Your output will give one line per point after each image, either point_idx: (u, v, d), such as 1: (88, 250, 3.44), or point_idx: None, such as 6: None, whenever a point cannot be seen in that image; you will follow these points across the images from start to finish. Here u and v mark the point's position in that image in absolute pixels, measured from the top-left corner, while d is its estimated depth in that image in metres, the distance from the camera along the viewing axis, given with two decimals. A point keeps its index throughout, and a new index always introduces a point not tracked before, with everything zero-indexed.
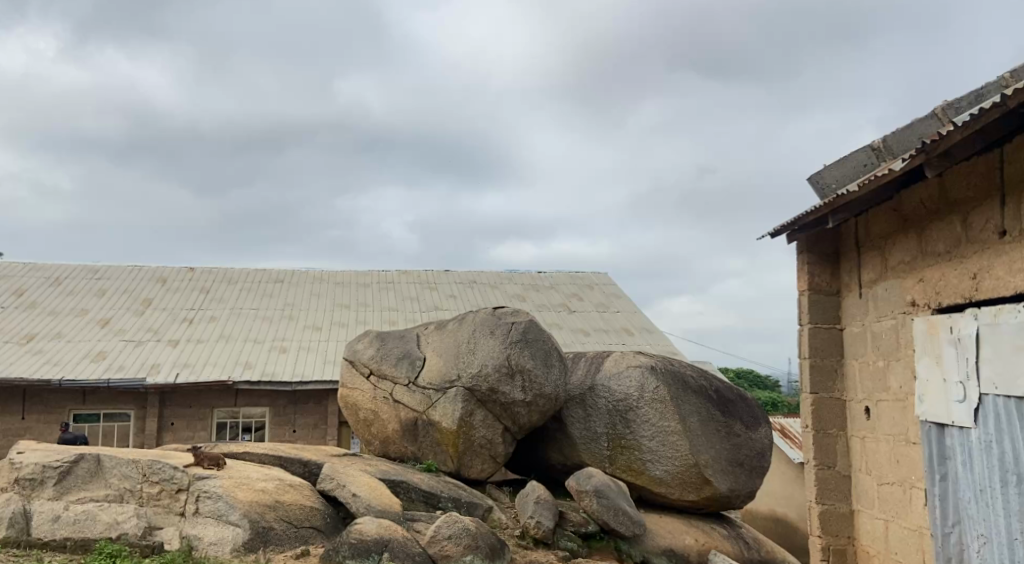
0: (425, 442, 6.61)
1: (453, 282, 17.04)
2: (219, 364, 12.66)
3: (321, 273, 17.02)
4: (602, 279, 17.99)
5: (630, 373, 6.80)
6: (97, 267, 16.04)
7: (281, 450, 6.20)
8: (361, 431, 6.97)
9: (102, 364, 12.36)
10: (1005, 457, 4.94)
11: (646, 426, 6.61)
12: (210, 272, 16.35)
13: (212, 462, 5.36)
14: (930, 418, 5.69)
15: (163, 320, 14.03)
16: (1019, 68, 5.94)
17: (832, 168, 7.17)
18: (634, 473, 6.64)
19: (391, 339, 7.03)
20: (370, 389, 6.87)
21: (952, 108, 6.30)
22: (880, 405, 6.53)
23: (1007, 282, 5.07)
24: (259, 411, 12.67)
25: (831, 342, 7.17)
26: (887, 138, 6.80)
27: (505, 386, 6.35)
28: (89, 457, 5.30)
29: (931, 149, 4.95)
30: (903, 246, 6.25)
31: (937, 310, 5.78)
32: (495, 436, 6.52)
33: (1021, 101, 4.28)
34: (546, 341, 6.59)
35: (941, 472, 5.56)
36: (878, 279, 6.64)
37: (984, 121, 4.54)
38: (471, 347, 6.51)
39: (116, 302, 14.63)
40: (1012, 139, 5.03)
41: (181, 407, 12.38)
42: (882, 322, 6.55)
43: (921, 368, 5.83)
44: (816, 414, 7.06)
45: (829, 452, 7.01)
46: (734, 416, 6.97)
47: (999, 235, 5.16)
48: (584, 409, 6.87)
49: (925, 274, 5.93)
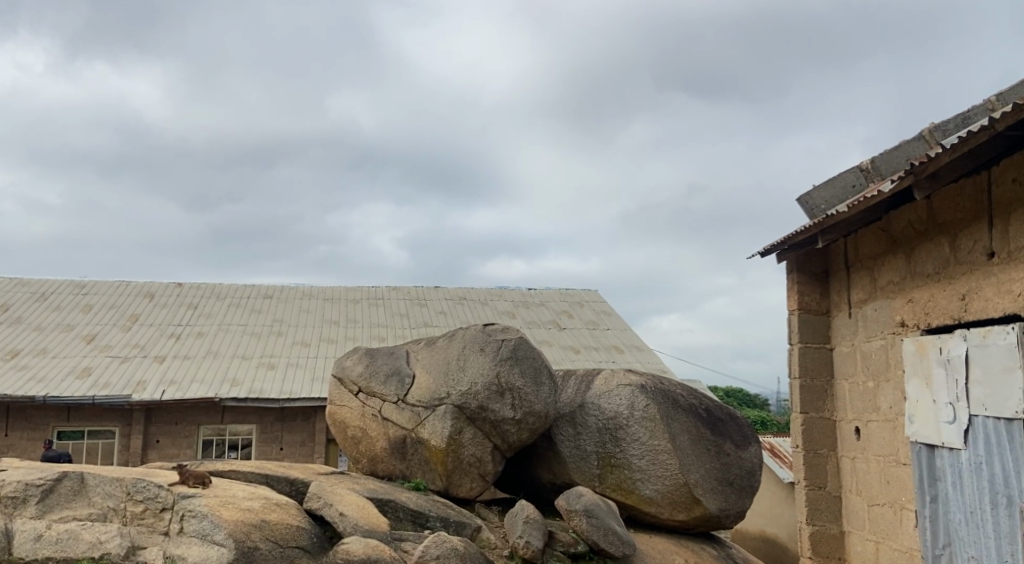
0: (413, 460, 6.55)
1: (443, 298, 17.01)
2: (206, 380, 12.55)
3: (311, 289, 16.95)
4: (592, 297, 18.00)
5: (620, 392, 6.78)
6: (83, 283, 15.92)
7: (267, 469, 6.13)
8: (349, 449, 6.90)
9: (87, 380, 12.24)
10: (995, 478, 4.93)
11: (637, 445, 6.57)
12: (198, 288, 16.26)
13: (199, 481, 5.29)
14: (920, 438, 5.69)
15: (150, 336, 13.92)
16: (1005, 92, 6.01)
17: (821, 188, 7.23)
18: (624, 492, 6.60)
19: (380, 356, 6.98)
20: (358, 406, 6.81)
21: (940, 131, 6.37)
22: (870, 425, 6.52)
23: (996, 304, 5.09)
24: (246, 428, 12.56)
25: (820, 362, 7.17)
26: (875, 159, 6.85)
27: (495, 403, 6.31)
28: (73, 476, 5.21)
29: (919, 171, 4.98)
30: (892, 266, 6.27)
31: (926, 331, 5.79)
32: (485, 455, 6.47)
33: (1009, 125, 4.31)
34: (536, 358, 6.55)
35: (931, 493, 5.55)
36: (867, 299, 6.66)
37: (971, 144, 4.57)
38: (461, 364, 6.48)
39: (102, 317, 14.51)
40: (1000, 162, 5.07)
41: (166, 424, 12.29)
42: (871, 341, 6.56)
43: (910, 389, 5.84)
44: (806, 434, 7.05)
45: (819, 473, 7.00)
46: (724, 436, 6.95)
47: (987, 256, 5.19)
48: (574, 428, 6.82)
49: (914, 294, 5.94)
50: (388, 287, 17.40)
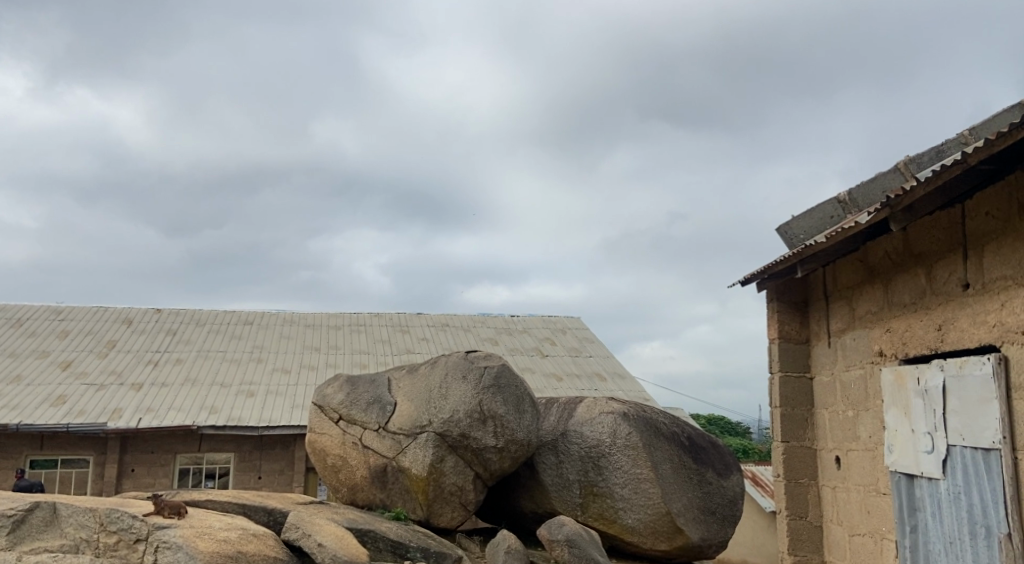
0: (394, 489, 6.48)
1: (426, 325, 16.96)
2: (184, 408, 12.38)
3: (292, 315, 16.86)
4: (575, 324, 18.03)
5: (602, 420, 6.76)
6: (60, 309, 15.74)
7: (245, 498, 6.04)
8: (329, 477, 6.82)
9: (63, 408, 12.03)
10: (974, 508, 4.95)
11: (618, 473, 6.54)
12: (177, 314, 16.13)
13: (174, 511, 5.17)
14: (900, 468, 5.71)
15: (127, 363, 13.75)
16: (977, 126, 6.14)
17: (800, 219, 7.32)
18: (606, 522, 6.55)
19: (360, 383, 6.92)
20: (338, 434, 6.74)
21: (914, 164, 6.48)
22: (851, 455, 6.54)
23: (972, 334, 5.15)
24: (223, 456, 12.39)
25: (801, 392, 7.21)
26: (852, 190, 6.95)
27: (477, 431, 6.28)
28: (45, 506, 5.10)
29: (895, 204, 5.05)
30: (869, 296, 6.34)
31: (904, 360, 5.85)
32: (466, 483, 6.42)
33: (982, 159, 4.37)
34: (518, 387, 6.53)
35: (911, 524, 5.56)
36: (846, 328, 6.71)
37: (945, 178, 4.63)
38: (443, 392, 6.44)
39: (79, 344, 14.33)
40: (974, 195, 5.15)
41: (143, 453, 12.12)
42: (850, 371, 6.61)
43: (889, 419, 5.87)
44: (787, 464, 7.06)
45: (801, 502, 7.00)
46: (705, 464, 6.96)
47: (962, 288, 5.26)
48: (556, 456, 6.78)
49: (892, 324, 6.00)
50: (370, 313, 17.35)
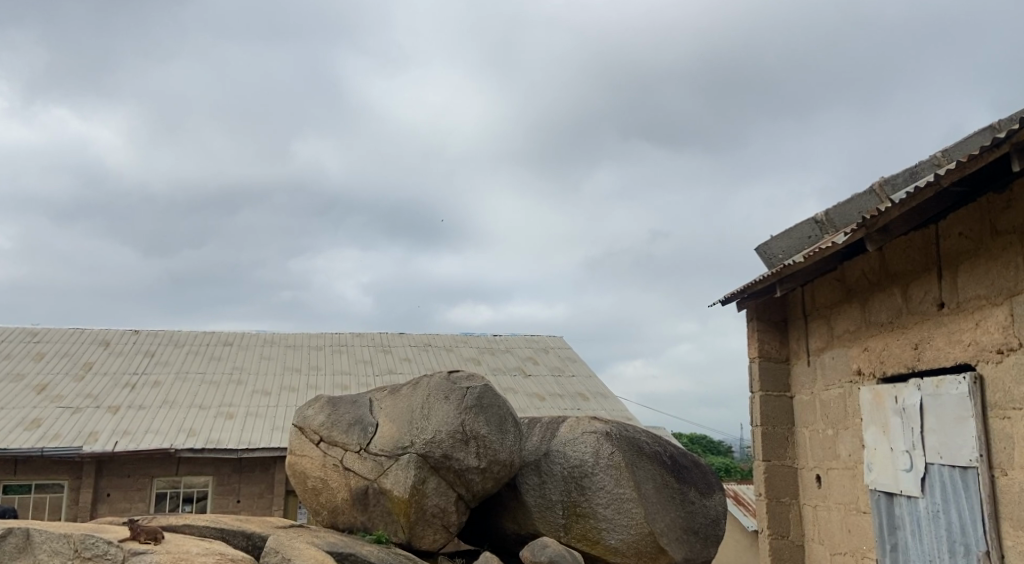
0: (375, 512, 6.38)
1: (407, 344, 16.91)
2: (162, 431, 12.21)
3: (273, 336, 16.76)
4: (558, 343, 18.04)
5: (585, 439, 6.76)
6: (36, 331, 15.55)
7: (223, 522, 5.96)
8: (309, 500, 6.74)
9: (37, 432, 11.83)
10: (952, 527, 4.98)
11: (602, 494, 6.52)
12: (155, 335, 15.98)
13: (150, 537, 5.08)
14: (879, 486, 5.74)
15: (104, 385, 13.58)
16: (950, 148, 6.24)
17: (779, 239, 7.41)
18: (590, 542, 6.50)
19: (342, 404, 6.86)
20: (319, 456, 6.66)
21: (890, 185, 6.57)
22: (831, 473, 6.56)
23: (947, 353, 5.21)
24: (202, 480, 12.24)
25: (781, 410, 7.24)
26: (829, 211, 7.04)
27: (459, 452, 6.25)
28: (19, 532, 5.00)
29: (871, 225, 5.10)
30: (847, 316, 6.40)
31: (882, 379, 5.90)
32: (448, 505, 6.37)
33: (954, 180, 4.44)
34: (501, 407, 6.54)
35: (891, 542, 5.59)
36: (825, 347, 6.76)
37: (920, 200, 4.68)
38: (426, 412, 6.41)
39: (55, 366, 14.14)
40: (947, 216, 5.23)
41: (119, 477, 11.96)
42: (829, 390, 6.65)
43: (868, 437, 5.91)
44: (769, 482, 7.06)
45: (781, 521, 7.01)
46: (688, 483, 6.97)
47: (938, 307, 5.32)
48: (539, 476, 6.74)
49: (870, 343, 6.06)
50: (351, 333, 17.27)
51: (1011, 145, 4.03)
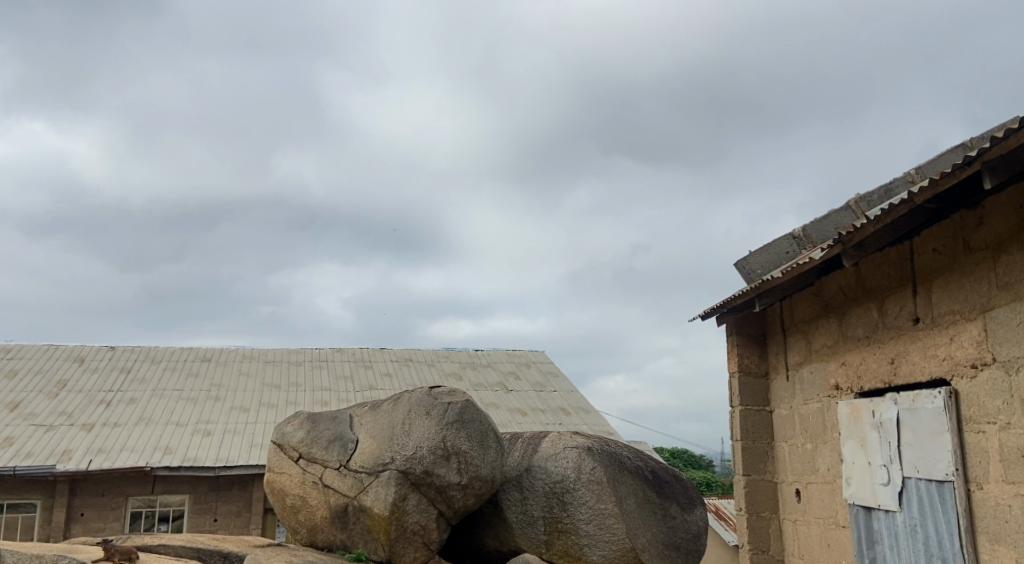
0: (355, 529, 6.30)
1: (388, 360, 16.83)
2: (138, 449, 12.04)
3: (251, 352, 16.61)
4: (539, 357, 18.03)
5: (566, 455, 6.73)
6: (10, 347, 15.31)
7: (200, 542, 5.86)
8: (288, 518, 6.66)
9: (10, 450, 11.61)
10: (929, 541, 5.00)
11: (583, 509, 6.47)
12: (132, 351, 15.80)
13: (124, 556, 4.88)
14: (857, 500, 5.77)
15: (79, 403, 13.37)
16: (923, 165, 6.32)
17: (758, 253, 7.47)
18: (571, 558, 6.47)
19: (322, 421, 6.80)
20: (298, 473, 6.59)
21: (865, 201, 6.65)
22: (810, 488, 6.59)
23: (923, 367, 5.26)
24: (178, 498, 12.07)
25: (761, 425, 7.27)
26: (806, 226, 7.10)
27: (440, 468, 6.22)
28: None
29: (847, 241, 5.16)
30: (825, 330, 6.45)
31: (859, 394, 5.94)
32: (429, 522, 6.31)
33: (927, 198, 4.50)
34: (483, 422, 6.50)
35: (870, 556, 5.61)
36: (803, 362, 6.80)
37: (894, 216, 4.74)
38: (406, 428, 6.37)
39: (29, 384, 13.90)
40: (922, 232, 5.29)
41: (93, 496, 11.77)
42: (808, 404, 6.68)
43: (847, 451, 5.94)
44: (749, 497, 7.08)
45: (762, 536, 7.01)
46: (669, 498, 6.97)
47: (913, 322, 5.37)
48: (521, 492, 6.71)
49: (847, 357, 6.11)
50: (332, 349, 17.16)
51: (982, 163, 4.09)
